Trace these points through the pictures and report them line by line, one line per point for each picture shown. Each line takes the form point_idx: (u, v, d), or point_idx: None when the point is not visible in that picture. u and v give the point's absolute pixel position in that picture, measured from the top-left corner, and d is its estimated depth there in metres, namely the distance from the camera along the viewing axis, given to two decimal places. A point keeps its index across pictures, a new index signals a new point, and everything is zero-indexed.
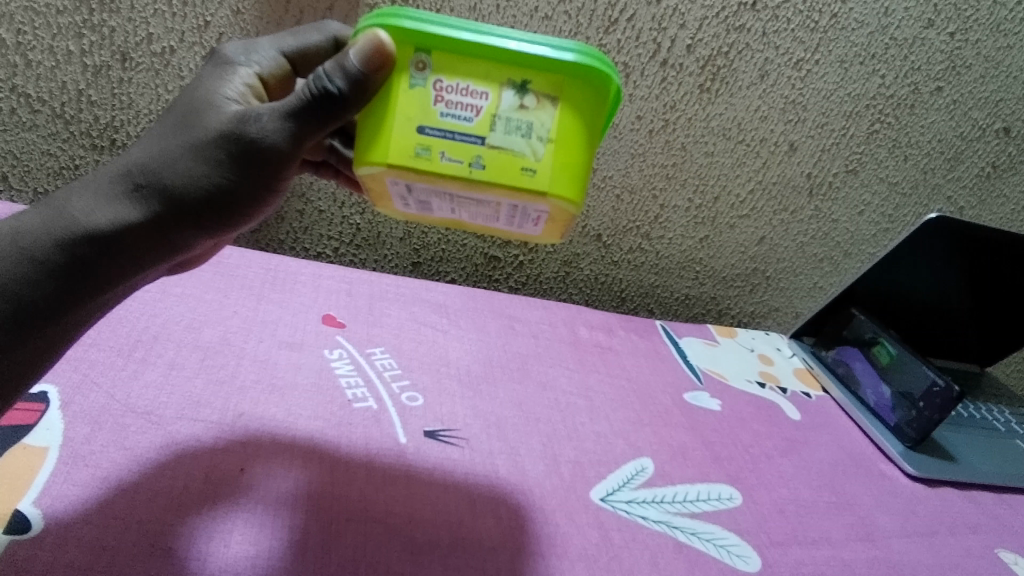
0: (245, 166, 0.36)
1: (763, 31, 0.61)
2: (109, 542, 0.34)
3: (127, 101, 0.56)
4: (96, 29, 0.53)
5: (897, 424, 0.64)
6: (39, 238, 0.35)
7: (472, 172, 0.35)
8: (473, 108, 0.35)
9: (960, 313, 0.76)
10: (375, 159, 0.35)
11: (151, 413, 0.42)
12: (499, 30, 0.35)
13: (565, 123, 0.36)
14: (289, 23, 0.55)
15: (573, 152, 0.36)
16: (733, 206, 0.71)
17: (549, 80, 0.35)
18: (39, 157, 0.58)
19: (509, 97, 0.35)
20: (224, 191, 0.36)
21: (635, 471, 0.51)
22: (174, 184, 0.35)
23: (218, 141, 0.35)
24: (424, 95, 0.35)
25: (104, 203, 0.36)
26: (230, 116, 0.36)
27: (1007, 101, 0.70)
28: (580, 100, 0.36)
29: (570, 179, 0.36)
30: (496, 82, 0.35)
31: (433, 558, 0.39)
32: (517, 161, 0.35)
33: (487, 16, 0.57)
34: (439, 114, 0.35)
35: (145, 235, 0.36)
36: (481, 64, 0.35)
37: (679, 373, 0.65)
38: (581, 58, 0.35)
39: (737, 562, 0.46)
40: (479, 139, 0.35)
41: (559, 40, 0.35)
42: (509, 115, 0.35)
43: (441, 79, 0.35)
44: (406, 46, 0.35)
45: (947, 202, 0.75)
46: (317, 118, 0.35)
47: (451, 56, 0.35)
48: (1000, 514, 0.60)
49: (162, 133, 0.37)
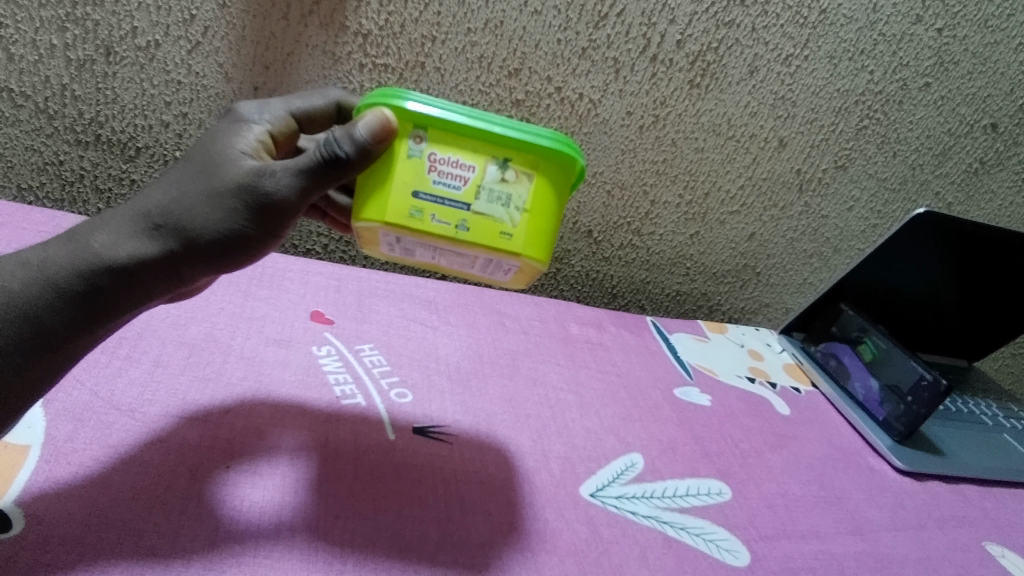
0: (258, 215, 0.37)
1: (752, 27, 0.61)
2: (90, 541, 0.33)
3: (112, 95, 0.56)
4: (80, 22, 0.52)
5: (885, 418, 0.65)
6: (62, 270, 0.35)
7: (458, 234, 0.38)
8: (462, 178, 0.38)
9: (948, 309, 0.76)
10: (373, 217, 0.38)
11: (136, 410, 0.41)
12: (487, 114, 0.38)
13: (538, 194, 0.39)
14: (274, 15, 0.54)
15: (544, 221, 0.39)
16: (724, 202, 0.71)
17: (526, 157, 0.38)
18: (22, 153, 0.57)
19: (493, 170, 0.38)
20: (237, 237, 0.37)
21: (624, 466, 0.51)
22: (192, 227, 0.36)
23: (234, 191, 0.36)
24: (419, 164, 0.38)
25: (124, 239, 0.36)
26: (247, 168, 0.37)
27: (995, 97, 0.70)
28: (552, 177, 0.39)
29: (539, 244, 0.39)
30: (483, 157, 0.38)
31: (421, 555, 0.39)
32: (496, 226, 0.38)
33: (477, 10, 0.56)
34: (432, 182, 0.38)
35: (160, 270, 0.37)
36: (471, 140, 0.38)
37: (670, 368, 0.65)
38: (556, 144, 0.39)
39: (725, 557, 0.46)
40: (465, 206, 0.38)
41: (538, 127, 0.39)
42: (492, 187, 0.38)
43: (435, 151, 0.38)
44: (406, 120, 0.37)
45: (935, 198, 0.76)
46: (328, 176, 0.37)
47: (445, 133, 0.38)
48: (987, 507, 0.60)
49: (181, 178, 0.38)
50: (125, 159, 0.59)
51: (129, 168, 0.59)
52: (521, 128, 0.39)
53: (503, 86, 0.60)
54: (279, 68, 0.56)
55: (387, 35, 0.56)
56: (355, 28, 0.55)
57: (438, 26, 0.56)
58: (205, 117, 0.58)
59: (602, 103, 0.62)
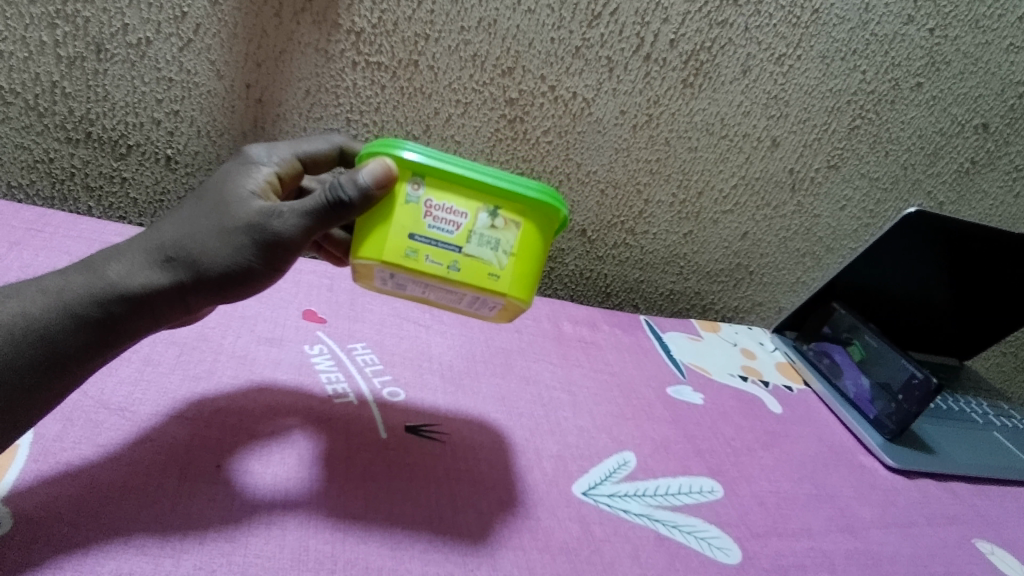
0: (263, 252, 0.38)
1: (745, 26, 0.61)
2: (79, 540, 0.33)
3: (103, 93, 0.55)
4: (70, 19, 0.52)
5: (876, 417, 0.65)
6: (78, 296, 0.36)
7: (449, 273, 0.39)
8: (455, 223, 0.39)
9: (939, 308, 0.77)
10: (370, 255, 0.39)
11: (126, 409, 0.41)
12: (481, 166, 0.40)
13: (525, 239, 0.40)
14: (266, 13, 0.54)
15: (530, 263, 0.41)
16: (717, 202, 0.71)
17: (515, 205, 0.40)
18: (12, 150, 0.57)
19: (484, 217, 0.39)
20: (243, 272, 0.38)
21: (617, 465, 0.51)
22: (201, 261, 0.37)
23: (242, 228, 0.38)
24: (415, 208, 0.39)
25: (137, 269, 0.37)
26: (256, 207, 0.38)
27: (986, 97, 0.71)
28: (539, 224, 0.41)
29: (525, 285, 0.41)
30: (475, 205, 0.39)
31: (413, 554, 0.38)
32: (486, 268, 0.39)
33: (471, 9, 0.56)
34: (427, 225, 0.39)
35: (170, 300, 0.38)
36: (465, 188, 0.39)
37: (663, 367, 0.65)
38: (544, 196, 0.40)
39: (717, 555, 0.46)
40: (457, 249, 0.39)
41: (528, 180, 0.40)
42: (483, 232, 0.39)
43: (431, 197, 0.39)
44: (405, 168, 0.39)
45: (926, 198, 0.76)
46: (331, 219, 0.38)
47: (441, 181, 0.39)
48: (977, 505, 0.61)
49: (194, 213, 0.39)
50: (116, 157, 0.58)
51: (120, 166, 0.59)
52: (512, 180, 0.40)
53: (496, 84, 0.60)
54: (271, 66, 0.56)
55: (380, 33, 0.56)
56: (348, 26, 0.55)
57: (431, 24, 0.56)
58: (196, 114, 0.58)
59: (595, 102, 0.62)
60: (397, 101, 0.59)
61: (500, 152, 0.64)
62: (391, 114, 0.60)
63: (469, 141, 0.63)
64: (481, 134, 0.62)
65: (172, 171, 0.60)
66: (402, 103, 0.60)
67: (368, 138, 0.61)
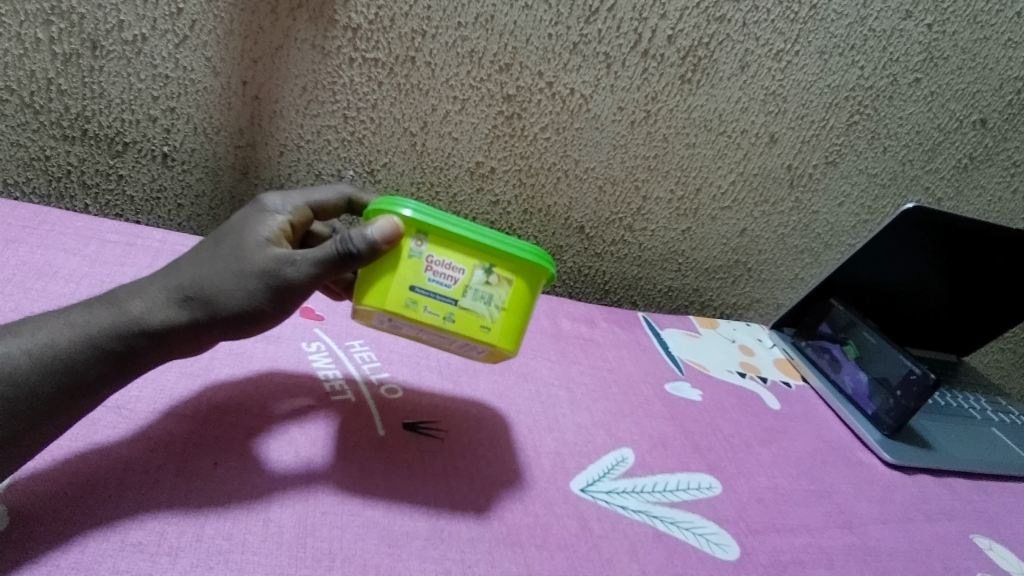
0: (274, 297, 0.39)
1: (742, 22, 0.61)
2: (77, 537, 0.33)
3: (99, 90, 0.55)
4: (65, 15, 0.51)
5: (875, 412, 0.65)
6: (103, 329, 0.36)
7: (445, 324, 0.40)
8: (453, 278, 0.40)
9: (936, 304, 0.77)
10: (371, 302, 0.40)
11: (122, 407, 0.41)
12: (481, 226, 0.41)
13: (518, 294, 0.41)
14: (262, 9, 0.53)
15: (521, 317, 0.42)
16: (715, 198, 0.71)
17: (511, 264, 0.41)
18: (8, 148, 0.56)
19: (480, 275, 0.40)
20: (253, 315, 0.38)
21: (615, 461, 0.51)
22: (215, 302, 0.38)
23: (255, 272, 0.38)
24: (416, 262, 0.40)
25: (153, 306, 0.37)
26: (270, 254, 0.39)
27: (984, 92, 0.71)
28: (532, 281, 0.42)
29: (515, 336, 0.42)
30: (473, 262, 0.40)
31: (411, 551, 0.38)
32: (480, 321, 0.40)
33: (467, 5, 0.56)
34: (427, 279, 0.40)
35: (183, 335, 0.38)
36: (465, 246, 0.40)
37: (662, 364, 0.65)
38: (539, 260, 0.42)
39: (715, 551, 0.46)
40: (453, 302, 0.40)
41: (525, 243, 0.42)
42: (480, 288, 0.40)
43: (432, 253, 0.40)
44: (410, 224, 0.40)
45: (924, 193, 0.76)
46: (341, 268, 0.39)
47: (443, 238, 0.40)
48: (975, 500, 0.61)
49: (209, 254, 0.39)
50: (113, 154, 0.58)
51: (117, 163, 0.59)
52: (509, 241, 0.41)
53: (494, 80, 0.60)
54: (268, 62, 0.56)
55: (376, 29, 0.56)
56: (345, 22, 0.55)
57: (429, 20, 0.56)
58: (193, 111, 0.57)
59: (593, 99, 0.62)
60: (394, 98, 0.59)
61: (497, 149, 0.64)
62: (388, 111, 0.60)
63: (466, 137, 0.62)
64: (478, 130, 0.62)
65: (169, 169, 0.60)
66: (399, 99, 0.59)
67: (365, 135, 0.61)
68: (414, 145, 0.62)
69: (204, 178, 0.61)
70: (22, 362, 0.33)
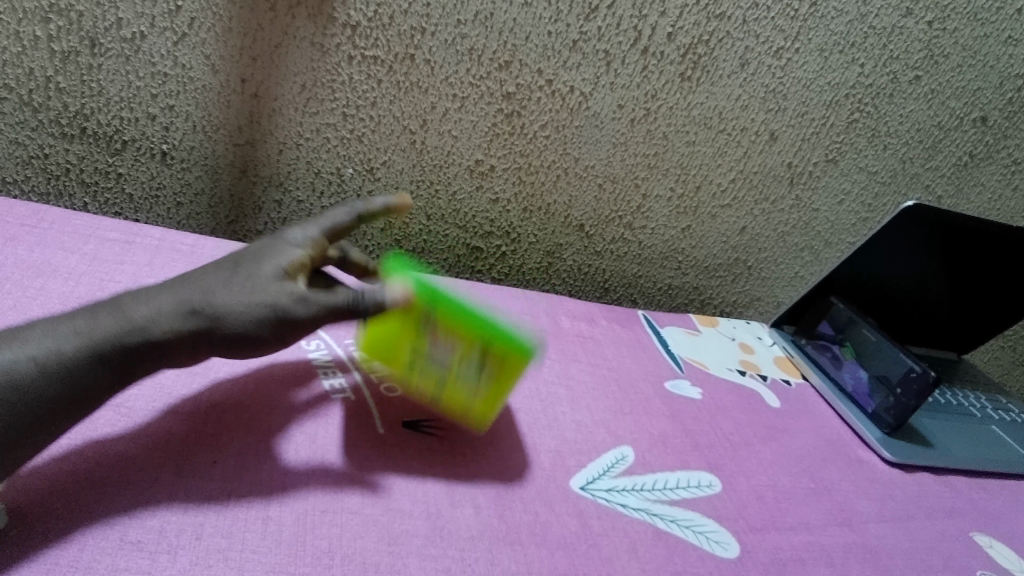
0: (278, 330, 0.39)
1: (742, 19, 0.60)
2: (75, 535, 0.33)
3: (97, 88, 0.55)
4: (64, 13, 0.51)
5: (875, 411, 0.65)
6: (106, 338, 0.36)
7: (428, 382, 0.45)
8: (439, 355, 0.43)
9: (937, 302, 0.77)
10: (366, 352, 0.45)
11: (121, 405, 0.41)
12: (475, 311, 0.42)
13: (496, 374, 0.44)
14: (261, 6, 0.53)
15: (498, 390, 0.45)
16: (714, 196, 0.71)
17: (495, 353, 0.43)
18: (7, 146, 0.56)
19: (465, 356, 0.43)
20: (257, 339, 0.38)
21: (615, 459, 0.51)
22: (218, 323, 0.38)
23: (267, 303, 0.38)
24: (407, 335, 0.43)
25: (161, 316, 0.37)
26: (286, 290, 0.39)
27: (984, 90, 0.70)
28: (512, 365, 0.44)
29: (489, 404, 0.46)
30: (459, 346, 0.43)
31: (410, 549, 0.38)
32: (459, 390, 0.45)
33: (467, 2, 0.56)
34: (417, 349, 0.43)
35: (184, 347, 0.38)
36: (452, 331, 0.42)
37: (661, 362, 0.65)
38: (525, 351, 0.43)
39: (715, 549, 0.46)
40: (446, 372, 0.44)
41: (517, 334, 0.43)
42: (463, 365, 0.44)
43: (423, 329, 0.43)
44: (405, 305, 0.42)
45: (925, 191, 0.76)
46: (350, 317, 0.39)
47: (434, 322, 0.42)
48: (975, 498, 0.61)
49: (225, 275, 0.39)
50: (112, 152, 0.58)
51: (116, 161, 0.59)
52: (500, 329, 0.42)
53: (493, 78, 0.60)
54: (267, 60, 0.56)
55: (376, 26, 0.55)
56: (345, 20, 0.55)
57: (428, 17, 0.56)
58: (192, 109, 0.57)
59: (592, 96, 0.62)
60: (394, 95, 0.59)
61: (497, 147, 0.63)
62: (388, 108, 0.60)
63: (466, 135, 0.62)
64: (478, 128, 0.62)
65: (168, 167, 0.60)
66: (399, 97, 0.59)
67: (364, 133, 0.61)
68: (413, 143, 0.62)
69: (204, 176, 0.61)
70: (34, 377, 0.33)
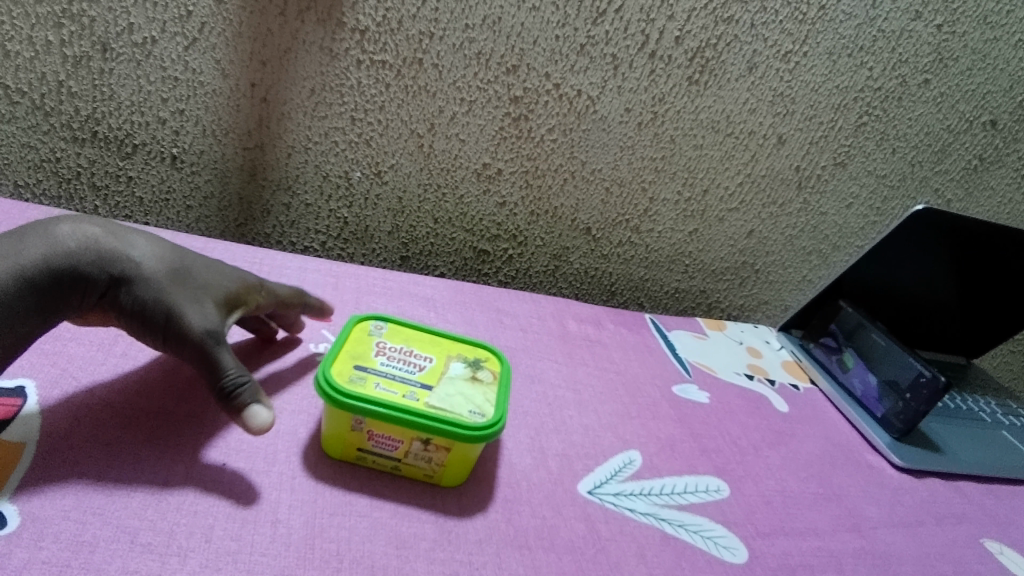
0: (164, 333, 0.39)
1: (751, 23, 0.60)
2: (87, 537, 0.33)
3: (109, 92, 0.55)
4: (76, 18, 0.52)
5: (884, 415, 0.65)
6: (33, 261, 0.37)
7: (390, 471, 0.43)
8: (393, 446, 0.41)
9: (947, 307, 0.76)
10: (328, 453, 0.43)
11: (132, 408, 0.41)
12: (411, 407, 0.40)
13: (453, 457, 0.42)
14: (271, 10, 0.54)
15: (459, 468, 0.42)
16: (722, 199, 0.71)
17: (443, 441, 0.41)
18: (19, 150, 0.57)
19: (416, 446, 0.41)
20: (144, 321, 0.39)
21: (623, 463, 0.51)
22: (127, 292, 0.39)
23: (172, 302, 0.39)
24: (358, 434, 0.41)
25: (89, 254, 0.38)
26: (197, 308, 0.40)
27: (994, 93, 0.70)
28: (466, 449, 0.41)
29: (454, 477, 0.43)
30: (408, 436, 0.41)
31: (419, 552, 0.38)
32: (422, 473, 0.43)
33: (475, 6, 0.56)
34: (370, 445, 0.42)
35: (86, 291, 0.38)
36: (397, 426, 0.40)
37: (669, 366, 0.65)
38: (473, 438, 0.40)
39: (724, 554, 0.46)
40: (395, 459, 0.42)
41: (461, 423, 0.40)
42: (419, 453, 0.41)
43: (371, 428, 0.41)
44: (343, 410, 0.40)
45: (934, 195, 0.75)
46: (219, 377, 0.38)
47: (378, 419, 0.40)
48: (985, 504, 0.60)
49: (170, 256, 0.41)
50: (122, 156, 0.59)
51: (126, 165, 0.59)
52: (441, 420, 0.40)
53: (501, 82, 0.60)
54: (276, 65, 0.56)
55: (384, 30, 0.56)
56: (354, 24, 0.55)
57: (437, 22, 0.56)
58: (202, 113, 0.58)
59: (600, 100, 0.62)
60: (402, 99, 0.59)
61: (504, 151, 0.64)
62: (396, 112, 0.60)
63: (473, 139, 0.62)
64: (486, 132, 0.62)
65: (178, 171, 0.60)
66: (407, 101, 0.59)
67: (372, 136, 0.61)
68: (421, 146, 0.62)
69: (213, 180, 0.61)
70: None
